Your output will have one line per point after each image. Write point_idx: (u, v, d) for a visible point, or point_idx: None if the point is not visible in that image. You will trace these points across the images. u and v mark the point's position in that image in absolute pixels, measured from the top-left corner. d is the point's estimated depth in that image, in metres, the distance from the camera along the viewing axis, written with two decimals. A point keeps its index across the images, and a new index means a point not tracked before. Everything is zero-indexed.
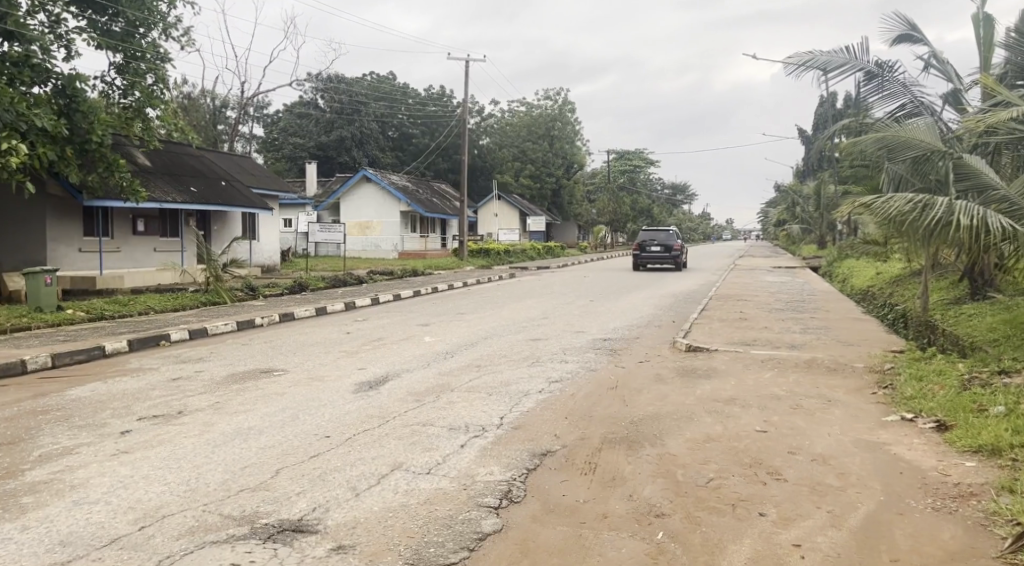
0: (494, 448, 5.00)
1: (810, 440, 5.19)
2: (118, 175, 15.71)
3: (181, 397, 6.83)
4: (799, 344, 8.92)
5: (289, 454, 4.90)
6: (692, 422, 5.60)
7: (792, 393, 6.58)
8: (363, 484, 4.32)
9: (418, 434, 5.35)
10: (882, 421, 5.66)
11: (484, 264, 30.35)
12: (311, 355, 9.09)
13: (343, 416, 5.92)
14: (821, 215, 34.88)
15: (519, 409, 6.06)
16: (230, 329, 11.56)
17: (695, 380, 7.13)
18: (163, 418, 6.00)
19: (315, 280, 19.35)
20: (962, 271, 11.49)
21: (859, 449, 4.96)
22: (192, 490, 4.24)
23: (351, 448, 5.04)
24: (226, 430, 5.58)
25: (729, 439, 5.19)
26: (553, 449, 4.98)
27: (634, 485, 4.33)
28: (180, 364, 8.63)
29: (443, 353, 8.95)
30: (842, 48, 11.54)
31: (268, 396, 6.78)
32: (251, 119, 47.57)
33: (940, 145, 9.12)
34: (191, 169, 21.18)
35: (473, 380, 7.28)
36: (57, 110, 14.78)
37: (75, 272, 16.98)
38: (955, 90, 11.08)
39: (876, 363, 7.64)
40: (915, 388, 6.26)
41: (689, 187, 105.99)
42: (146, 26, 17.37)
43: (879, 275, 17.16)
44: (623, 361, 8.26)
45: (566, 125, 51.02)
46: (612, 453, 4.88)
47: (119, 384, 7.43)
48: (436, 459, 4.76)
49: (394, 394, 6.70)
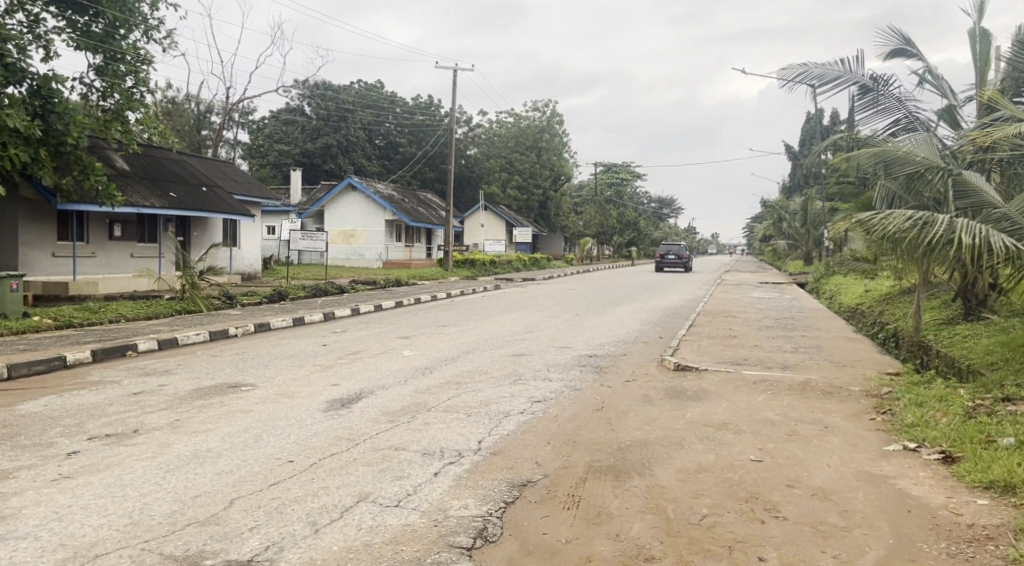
0: (470, 476, 4.63)
1: (809, 471, 4.87)
2: (94, 179, 15.18)
3: (139, 413, 6.39)
4: (791, 364, 8.62)
5: (246, 482, 4.50)
6: (682, 449, 5.27)
7: (787, 417, 6.27)
8: (325, 518, 3.93)
9: (389, 459, 4.96)
10: (883, 450, 5.37)
11: (469, 275, 30.01)
12: (283, 369, 8.67)
13: (309, 438, 5.51)
14: (807, 230, 34.96)
15: (498, 432, 5.69)
16: (202, 338, 11.12)
17: (685, 402, 6.80)
18: (115, 438, 5.57)
19: (296, 289, 18.92)
20: (956, 290, 11.25)
21: (861, 483, 4.65)
22: (135, 523, 3.84)
23: (316, 475, 4.64)
24: (182, 452, 5.16)
25: (722, 469, 4.85)
26: (533, 479, 4.61)
27: (620, 523, 3.96)
28: (145, 376, 8.19)
29: (422, 368, 8.57)
30: (837, 61, 11.34)
31: (233, 413, 6.37)
32: (236, 124, 46.96)
33: (940, 160, 8.89)
34: (172, 174, 20.71)
35: (451, 399, 6.89)
36: (31, 112, 14.28)
37: (46, 278, 16.45)
38: (950, 106, 10.93)
39: (872, 386, 7.36)
40: (916, 415, 5.99)
41: (674, 201, 106.55)
42: (127, 27, 16.95)
43: (868, 293, 17.00)
44: (609, 380, 7.91)
45: (553, 137, 49.97)
46: (597, 485, 4.51)
47: (76, 398, 6.99)
48: (406, 489, 4.39)
49: (367, 414, 6.31)
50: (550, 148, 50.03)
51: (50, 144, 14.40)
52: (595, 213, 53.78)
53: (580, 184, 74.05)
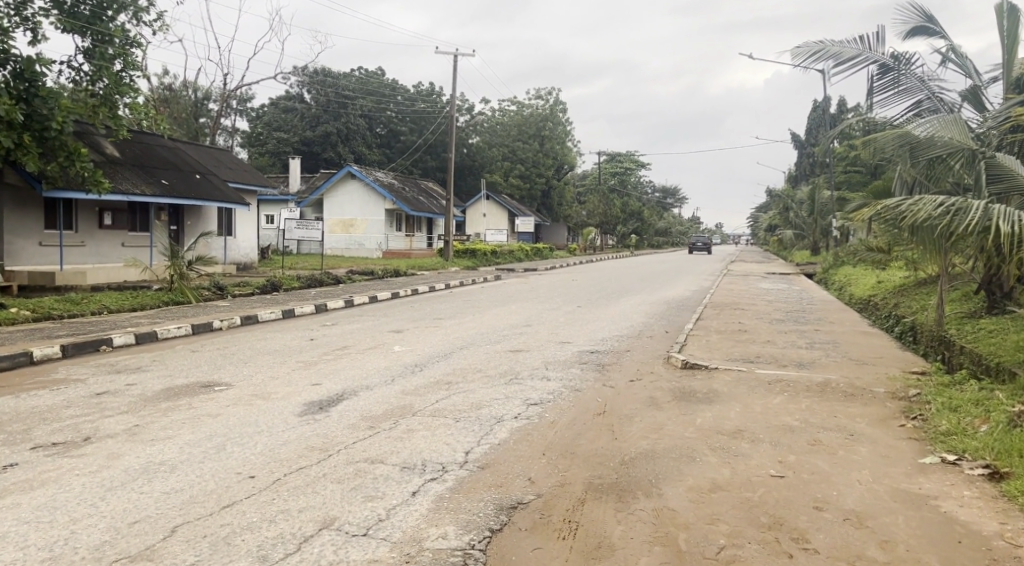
0: (453, 496, 4.07)
1: (838, 489, 4.30)
2: (80, 165, 14.44)
3: (96, 417, 5.82)
4: (808, 362, 8.01)
5: (197, 503, 3.93)
6: (694, 462, 4.69)
7: (807, 423, 5.68)
8: (280, 551, 3.38)
9: (363, 476, 4.39)
10: (918, 462, 4.82)
11: (470, 265, 29.42)
12: (263, 367, 8.09)
13: (277, 448, 4.94)
14: (815, 219, 33.95)
15: (489, 441, 5.12)
16: (184, 332, 10.56)
17: (693, 405, 6.21)
18: (62, 447, 4.99)
19: (290, 280, 18.36)
20: (979, 282, 10.62)
21: (899, 504, 4.09)
22: (53, 559, 3.28)
23: (277, 495, 4.07)
24: (132, 465, 4.57)
25: (740, 488, 4.27)
26: (525, 500, 4.04)
27: (623, 558, 3.40)
28: (113, 374, 7.64)
29: (412, 366, 8.00)
30: (855, 39, 10.67)
31: (199, 418, 5.79)
32: (235, 112, 46.31)
33: (968, 142, 8.36)
34: (163, 161, 20.14)
35: (441, 402, 6.31)
36: (13, 95, 13.63)
37: (32, 267, 15.91)
38: (975, 87, 10.30)
39: (898, 388, 6.78)
40: (952, 422, 5.42)
41: (678, 191, 105.63)
42: (115, 9, 16.25)
43: (879, 284, 16.42)
44: (611, 379, 7.32)
45: (556, 126, 49.29)
46: (597, 508, 3.94)
47: (33, 400, 6.42)
48: (379, 513, 3.82)
49: (345, 419, 5.73)
50: (553, 137, 49.26)
51: (33, 129, 13.73)
52: (599, 203, 53.04)
53: (583, 175, 73.62)
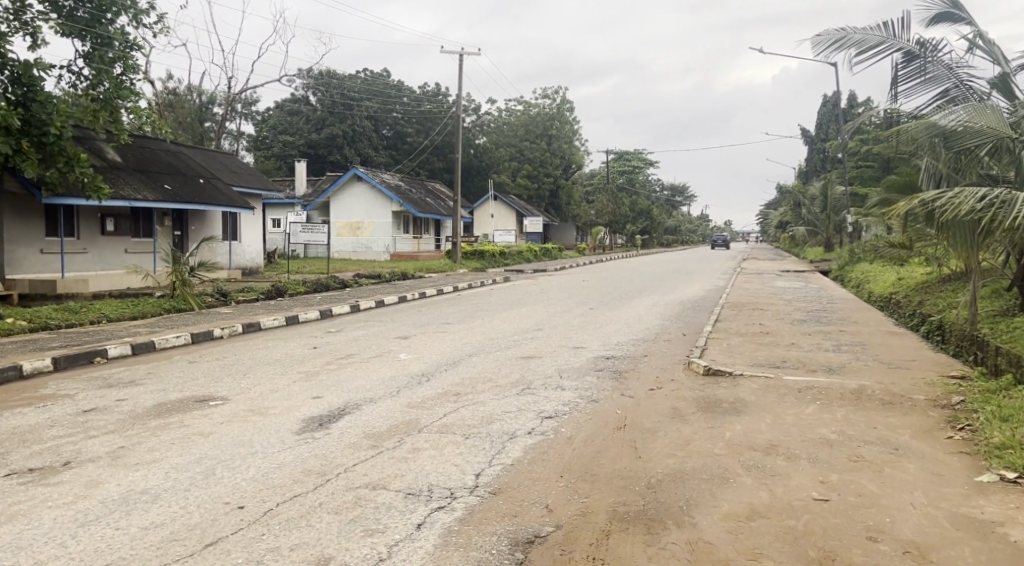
0: (463, 528, 3.66)
1: (892, 515, 3.85)
2: (80, 171, 14.09)
3: (80, 438, 5.43)
4: (838, 366, 7.54)
5: (176, 541, 3.53)
6: (727, 485, 4.25)
7: (846, 436, 5.23)
8: None
9: (363, 505, 3.97)
10: (975, 482, 4.36)
11: (479, 266, 29.02)
12: (262, 378, 7.69)
13: (271, 473, 4.53)
14: (829, 217, 33.23)
15: (501, 461, 4.70)
16: (183, 342, 10.19)
17: (720, 416, 5.78)
18: (38, 474, 4.60)
19: (294, 284, 17.98)
20: (1011, 278, 10.09)
21: (964, 533, 3.64)
22: None
23: (266, 529, 3.66)
24: (110, 495, 4.17)
25: (781, 514, 3.83)
26: (543, 533, 3.62)
27: None
28: (104, 389, 7.24)
29: (419, 376, 7.59)
30: (878, 26, 10.18)
31: (190, 437, 5.40)
32: (240, 115, 45.99)
33: (1007, 131, 7.89)
34: (166, 165, 19.82)
35: (449, 415, 5.91)
36: (12, 101, 13.28)
37: (34, 276, 15.62)
38: (1004, 74, 9.80)
39: (939, 395, 6.29)
40: (1005, 434, 4.94)
41: (688, 190, 104.93)
42: (114, 11, 15.75)
43: (899, 280, 15.94)
44: (630, 388, 6.89)
45: (564, 125, 49.27)
46: (624, 542, 3.51)
47: (15, 419, 6.03)
48: (379, 551, 3.41)
49: (346, 437, 5.32)
50: (561, 137, 49.24)
51: (32, 134, 13.38)
52: (608, 201, 51.92)
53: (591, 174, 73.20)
